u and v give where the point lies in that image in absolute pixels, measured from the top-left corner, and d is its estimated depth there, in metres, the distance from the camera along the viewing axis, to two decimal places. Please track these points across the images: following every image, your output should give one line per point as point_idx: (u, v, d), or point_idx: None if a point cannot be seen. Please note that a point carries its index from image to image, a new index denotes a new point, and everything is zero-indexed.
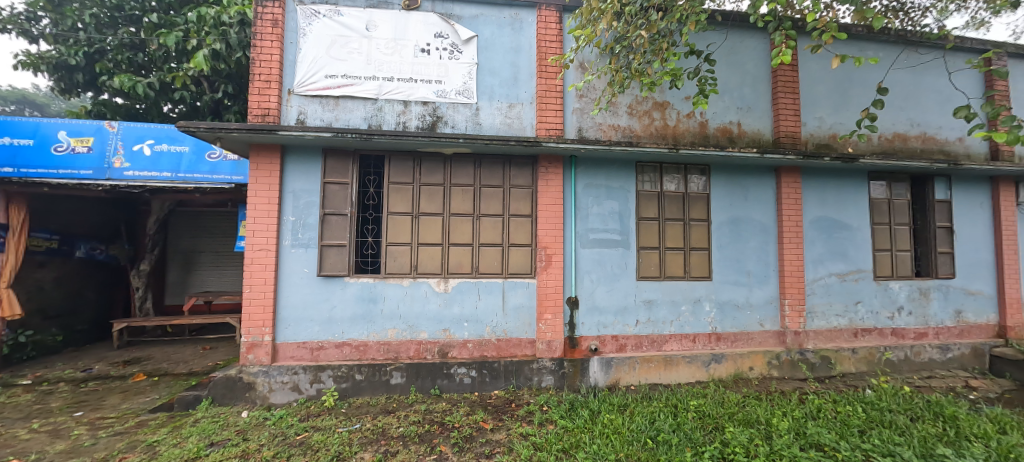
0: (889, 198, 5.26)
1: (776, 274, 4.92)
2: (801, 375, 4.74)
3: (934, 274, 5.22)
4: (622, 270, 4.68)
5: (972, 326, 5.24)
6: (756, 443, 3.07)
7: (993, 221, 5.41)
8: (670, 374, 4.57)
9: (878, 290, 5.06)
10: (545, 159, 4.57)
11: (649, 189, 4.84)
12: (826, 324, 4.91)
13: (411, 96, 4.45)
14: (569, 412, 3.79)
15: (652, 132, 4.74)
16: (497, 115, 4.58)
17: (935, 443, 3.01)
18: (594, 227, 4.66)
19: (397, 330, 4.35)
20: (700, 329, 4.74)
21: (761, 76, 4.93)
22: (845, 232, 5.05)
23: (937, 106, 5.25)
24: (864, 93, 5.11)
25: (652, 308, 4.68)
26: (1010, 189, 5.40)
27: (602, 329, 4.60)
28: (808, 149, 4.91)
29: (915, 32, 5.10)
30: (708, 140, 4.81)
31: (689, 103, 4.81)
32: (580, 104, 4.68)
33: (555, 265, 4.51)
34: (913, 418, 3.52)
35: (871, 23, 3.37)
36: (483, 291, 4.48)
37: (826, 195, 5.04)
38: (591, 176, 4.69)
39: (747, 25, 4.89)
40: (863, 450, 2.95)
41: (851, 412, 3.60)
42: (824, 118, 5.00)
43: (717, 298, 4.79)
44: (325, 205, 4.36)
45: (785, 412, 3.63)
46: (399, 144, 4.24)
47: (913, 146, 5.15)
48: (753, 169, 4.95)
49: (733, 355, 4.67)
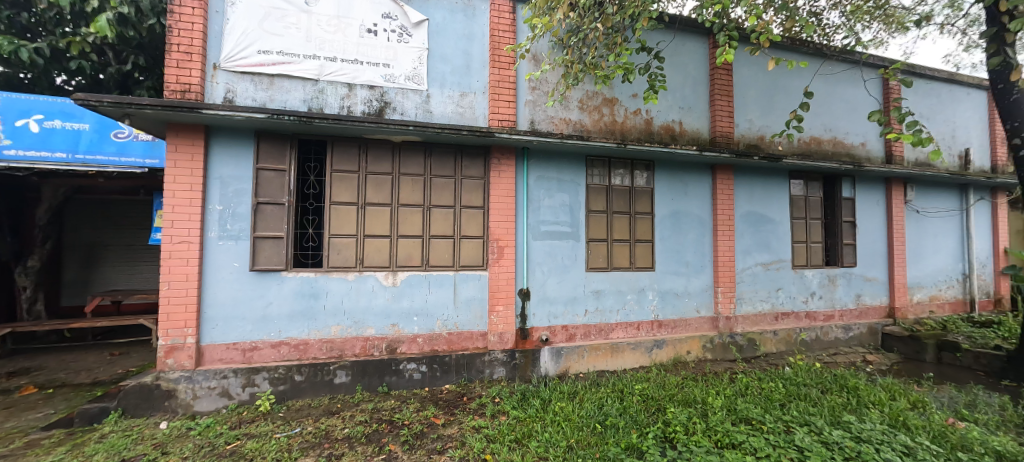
0: (805, 195, 5.85)
1: (711, 264, 5.29)
2: (731, 356, 5.18)
3: (840, 263, 5.91)
4: (572, 261, 4.78)
5: (869, 307, 6.01)
6: (694, 420, 3.30)
7: (887, 217, 6.21)
8: (616, 361, 4.77)
9: (795, 277, 5.62)
10: (497, 150, 4.53)
11: (597, 182, 4.97)
12: (753, 309, 5.38)
13: (357, 80, 4.20)
14: (520, 402, 3.84)
15: (601, 127, 4.86)
16: (449, 103, 4.44)
17: (842, 411, 3.44)
18: (545, 220, 4.71)
19: (342, 327, 4.12)
20: (643, 317, 4.98)
21: (700, 77, 5.23)
22: (769, 226, 5.54)
23: (846, 114, 5.90)
24: (788, 98, 5.61)
25: (600, 298, 4.85)
26: (899, 189, 6.23)
27: (553, 319, 4.68)
28: (741, 148, 5.31)
29: (830, 46, 5.63)
30: (653, 137, 5.03)
31: (637, 100, 4.99)
32: (533, 96, 4.68)
33: (507, 258, 4.51)
34: (823, 390, 3.98)
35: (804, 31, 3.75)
36: (434, 284, 4.37)
37: (754, 192, 5.50)
38: (542, 169, 4.72)
39: (690, 29, 5.15)
40: (782, 421, 3.29)
41: (773, 387, 3.99)
42: (753, 120, 5.41)
43: (659, 287, 5.07)
44: (258, 193, 4.00)
45: (718, 390, 3.94)
46: (343, 130, 3.98)
47: (825, 149, 5.76)
48: (692, 166, 5.27)
49: (674, 341, 4.97)
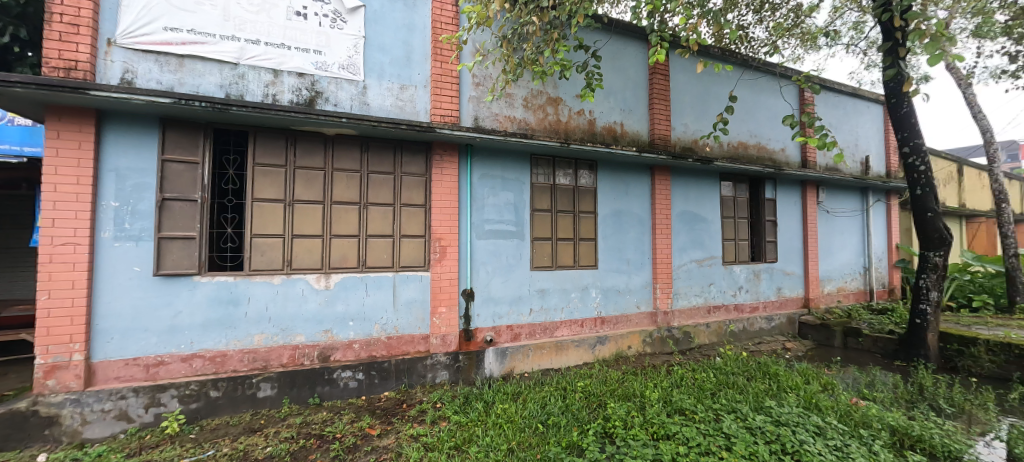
0: (734, 195, 6.26)
1: (650, 261, 5.50)
2: (668, 349, 5.41)
3: (763, 259, 6.40)
4: (517, 260, 4.74)
5: (788, 299, 6.56)
6: (631, 414, 3.38)
7: (803, 216, 6.82)
8: (561, 358, 4.79)
9: (725, 273, 6.00)
10: (439, 146, 4.38)
11: (542, 181, 4.97)
12: (688, 303, 5.67)
13: (284, 66, 3.86)
14: (463, 406, 3.72)
15: (545, 126, 4.86)
16: (388, 95, 4.21)
17: (764, 397, 3.68)
18: (489, 218, 4.63)
19: (267, 336, 3.77)
20: (587, 314, 5.06)
21: (640, 81, 5.41)
22: (702, 225, 5.87)
23: (768, 121, 6.40)
24: (718, 104, 5.97)
25: (544, 297, 4.85)
26: (813, 191, 6.86)
27: (498, 319, 4.61)
28: (677, 150, 5.57)
29: (755, 59, 6.13)
30: (596, 138, 5.12)
31: (580, 100, 5.05)
32: (476, 92, 4.58)
33: (450, 258, 4.37)
34: (749, 377, 4.26)
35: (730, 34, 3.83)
36: (371, 286, 4.12)
37: (689, 193, 5.80)
38: (486, 167, 4.63)
39: (630, 33, 5.31)
40: (712, 410, 3.46)
41: (705, 377, 4.21)
42: (688, 124, 5.70)
43: (602, 284, 5.17)
44: (164, 187, 3.55)
45: (656, 383, 4.08)
46: (266, 119, 3.64)
47: (751, 153, 6.21)
48: (633, 167, 5.44)
49: (615, 336, 5.10)
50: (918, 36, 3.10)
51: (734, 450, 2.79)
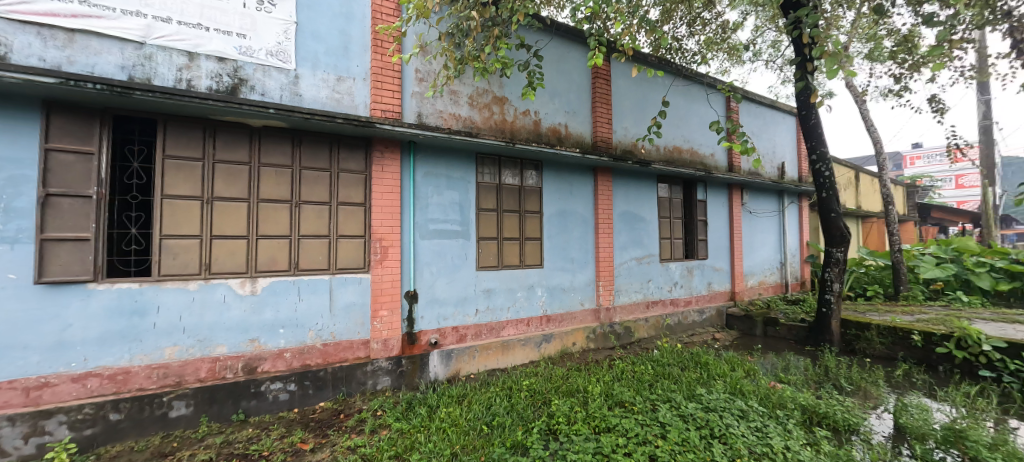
0: (670, 196, 6.65)
1: (593, 260, 5.67)
2: (610, 344, 5.61)
3: (696, 256, 6.86)
4: (462, 260, 4.67)
5: (717, 293, 7.08)
6: (575, 409, 3.44)
7: (730, 216, 7.40)
8: (507, 358, 4.79)
9: (662, 269, 6.35)
10: (379, 142, 4.19)
11: (488, 180, 4.94)
12: (629, 299, 5.92)
13: (202, 49, 3.48)
14: (405, 412, 3.59)
15: (491, 125, 4.84)
16: (323, 87, 3.96)
17: (696, 385, 3.93)
18: (433, 218, 4.51)
19: (181, 348, 3.37)
20: (532, 313, 5.12)
21: (583, 85, 5.57)
22: (641, 224, 6.16)
23: (699, 127, 6.87)
24: (655, 109, 6.31)
25: (490, 297, 4.82)
26: (738, 193, 7.47)
27: (442, 321, 4.51)
28: (618, 152, 5.80)
29: (687, 69, 6.56)
30: (541, 138, 5.19)
31: (525, 101, 5.09)
32: (419, 88, 4.45)
33: (391, 259, 4.20)
34: (683, 368, 4.53)
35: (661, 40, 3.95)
36: (304, 290, 3.85)
37: (629, 194, 6.06)
38: (430, 165, 4.51)
39: (572, 37, 5.46)
40: (650, 400, 3.62)
41: (644, 369, 4.42)
42: (628, 128, 5.96)
43: (547, 283, 5.25)
44: (48, 181, 3.05)
45: (598, 377, 4.21)
46: (180, 107, 3.26)
47: (684, 157, 6.63)
48: (577, 168, 5.59)
49: (560, 334, 5.19)
50: (822, 54, 3.46)
51: (668, 438, 2.93)
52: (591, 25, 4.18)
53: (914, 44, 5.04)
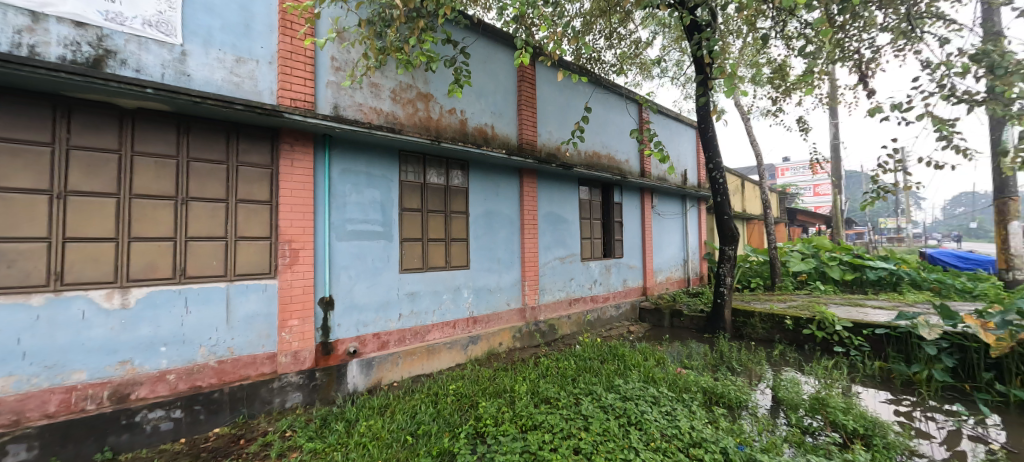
0: (589, 199, 7.03)
1: (519, 260, 5.77)
2: (535, 342, 5.76)
3: (613, 255, 7.35)
4: (384, 263, 4.43)
5: (631, 288, 7.67)
6: (502, 410, 3.45)
7: (642, 217, 8.05)
8: (432, 363, 4.66)
9: (583, 268, 6.69)
10: (288, 134, 3.80)
11: (412, 179, 4.76)
12: (553, 298, 6.14)
13: (51, 9, 2.83)
14: (319, 430, 3.29)
15: (415, 122, 4.67)
16: (217, 67, 3.45)
17: (615, 376, 4.19)
18: (352, 218, 4.22)
19: (19, 379, 2.70)
20: (459, 315, 5.05)
21: (509, 87, 5.64)
22: (564, 225, 6.42)
23: (616, 135, 7.37)
24: (576, 115, 6.62)
25: (414, 300, 4.65)
26: (648, 197, 8.17)
27: (362, 328, 4.24)
28: (542, 155, 5.97)
29: (605, 79, 7.00)
30: (467, 138, 5.14)
31: (451, 99, 5.00)
32: (335, 77, 4.12)
33: (303, 262, 3.82)
34: (602, 360, 4.81)
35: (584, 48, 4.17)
36: (193, 301, 3.33)
37: (553, 195, 6.29)
38: (349, 161, 4.22)
39: (498, 39, 5.50)
40: (573, 395, 3.77)
41: (567, 364, 4.60)
42: (551, 132, 6.17)
43: (473, 284, 5.22)
44: None
45: (524, 376, 4.28)
46: (19, 78, 2.62)
47: (603, 162, 7.06)
48: (503, 169, 5.64)
49: (487, 335, 5.19)
50: (721, 74, 3.90)
51: (591, 430, 3.07)
52: (518, 28, 4.23)
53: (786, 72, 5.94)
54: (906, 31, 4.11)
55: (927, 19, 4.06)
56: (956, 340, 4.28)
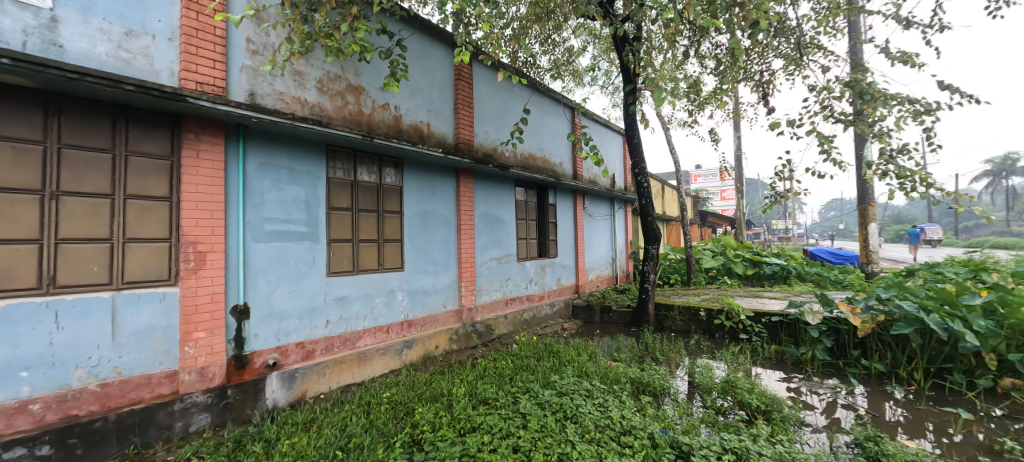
0: (525, 200, 7.17)
1: (456, 261, 5.71)
2: (472, 343, 5.72)
3: (548, 255, 7.56)
4: (309, 266, 4.12)
5: (565, 287, 7.95)
6: (440, 415, 3.37)
7: (575, 218, 8.39)
8: (363, 371, 4.41)
9: (519, 268, 6.80)
10: (192, 122, 3.37)
11: (341, 176, 4.48)
12: (489, 298, 6.15)
13: None
14: (232, 454, 2.95)
15: (345, 115, 4.41)
16: (100, 40, 2.96)
17: (550, 373, 4.30)
18: (271, 217, 3.86)
19: None
20: (392, 319, 4.85)
21: (445, 85, 5.56)
22: (501, 226, 6.48)
23: (551, 138, 7.60)
24: (513, 117, 6.71)
25: (344, 305, 4.38)
26: (581, 198, 8.54)
27: (283, 338, 3.89)
28: (479, 155, 5.97)
29: (541, 83, 7.19)
30: (401, 135, 4.97)
31: (385, 94, 4.81)
32: (252, 61, 3.74)
33: (211, 267, 3.41)
34: (538, 358, 4.91)
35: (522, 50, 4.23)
36: (67, 314, 2.82)
37: (490, 196, 6.32)
38: (268, 155, 3.86)
39: (435, 35, 5.40)
40: (510, 393, 3.80)
41: (504, 364, 4.63)
42: (488, 133, 6.19)
43: (408, 287, 5.05)
44: None
45: (462, 378, 4.23)
46: None
47: (538, 164, 7.24)
48: (439, 168, 5.54)
49: (422, 338, 5.05)
50: (648, 84, 4.18)
51: (528, 427, 3.12)
52: (455, 25, 4.17)
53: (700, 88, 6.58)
54: (795, 57, 4.75)
55: (811, 49, 4.73)
56: (832, 323, 5.02)
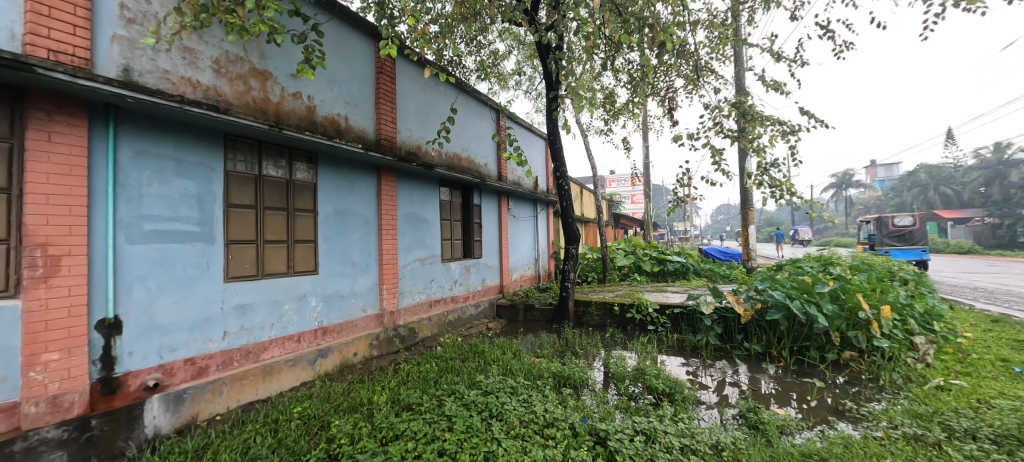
0: (450, 200, 7.11)
1: (376, 263, 5.46)
2: (394, 348, 5.52)
3: (473, 255, 7.58)
4: (202, 270, 3.64)
5: (489, 287, 8.04)
6: (359, 426, 3.19)
7: (499, 219, 8.53)
8: (270, 385, 4.01)
9: (444, 269, 6.72)
10: (42, 98, 2.78)
11: (242, 170, 4.03)
12: (412, 301, 5.98)
13: None
14: None
15: (248, 102, 3.97)
16: None
17: (475, 373, 4.32)
18: (152, 214, 3.34)
19: None
20: (304, 327, 4.48)
21: (365, 77, 5.30)
22: (424, 226, 6.34)
23: (476, 139, 7.65)
24: (438, 115, 6.62)
25: (245, 314, 3.94)
26: (505, 200, 8.71)
27: (168, 354, 3.38)
28: (402, 153, 5.78)
29: (467, 83, 7.20)
30: (315, 127, 4.63)
31: (296, 82, 4.43)
32: (126, 30, 3.19)
33: (69, 274, 2.84)
34: (463, 359, 4.90)
35: (450, 49, 4.21)
36: None
37: (413, 196, 6.16)
38: (147, 142, 3.33)
39: (354, 24, 5.12)
40: (435, 397, 3.74)
41: (429, 367, 4.54)
42: (412, 130, 6.02)
43: (322, 291, 4.71)
44: None
45: (383, 385, 4.05)
46: None
47: (463, 164, 7.23)
48: (358, 165, 5.26)
49: (339, 346, 4.74)
50: (570, 92, 4.41)
51: (454, 429, 3.09)
52: (378, 17, 3.99)
53: (614, 99, 7.11)
54: (694, 78, 5.36)
55: (705, 72, 5.38)
56: (722, 312, 5.73)
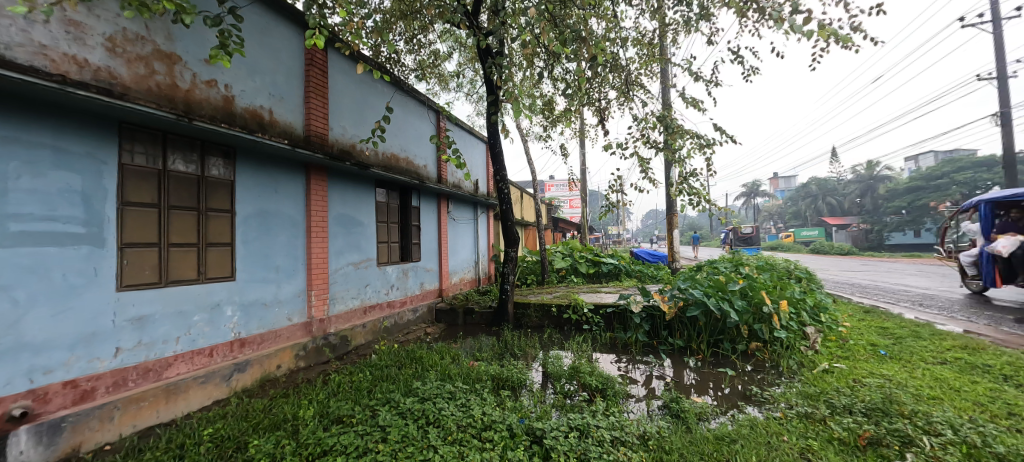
0: (387, 201, 6.87)
1: (304, 267, 5.10)
2: (324, 358, 5.19)
3: (410, 259, 7.38)
4: (89, 278, 3.15)
5: (428, 291, 7.88)
6: (281, 444, 2.95)
7: (439, 221, 8.39)
8: (174, 407, 3.56)
9: (379, 273, 6.46)
10: None
11: (142, 164, 3.56)
12: (345, 307, 5.67)
13: None
14: None
15: (151, 88, 3.53)
16: None
17: (411, 379, 4.20)
18: (21, 212, 2.82)
19: None
20: (218, 339, 4.06)
21: (293, 69, 4.96)
22: (359, 229, 6.06)
23: (415, 139, 7.48)
24: (375, 113, 6.38)
25: (144, 327, 3.48)
26: (444, 202, 8.61)
27: (41, 376, 2.88)
28: (334, 151, 5.48)
29: (405, 82, 7.02)
30: (234, 120, 4.23)
31: (211, 68, 4.02)
32: None
33: None
34: (400, 366, 4.74)
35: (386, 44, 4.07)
36: None
37: (347, 196, 5.86)
38: (15, 128, 2.83)
39: (280, 12, 4.78)
40: (368, 407, 3.58)
41: (362, 377, 4.32)
42: (346, 128, 5.74)
43: (240, 299, 4.30)
44: None
45: (310, 399, 3.78)
46: None
47: (401, 165, 7.04)
48: (284, 162, 4.90)
49: (259, 359, 4.35)
50: (510, 97, 4.48)
51: (389, 439, 2.98)
52: (308, 4, 3.76)
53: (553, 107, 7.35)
54: (624, 91, 5.73)
55: (635, 86, 5.77)
56: (649, 310, 6.15)
